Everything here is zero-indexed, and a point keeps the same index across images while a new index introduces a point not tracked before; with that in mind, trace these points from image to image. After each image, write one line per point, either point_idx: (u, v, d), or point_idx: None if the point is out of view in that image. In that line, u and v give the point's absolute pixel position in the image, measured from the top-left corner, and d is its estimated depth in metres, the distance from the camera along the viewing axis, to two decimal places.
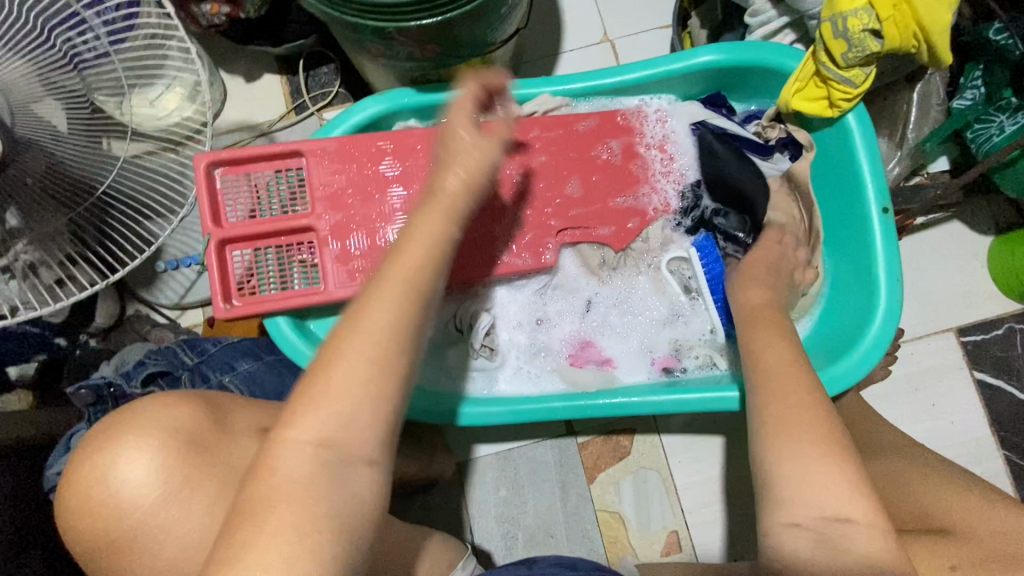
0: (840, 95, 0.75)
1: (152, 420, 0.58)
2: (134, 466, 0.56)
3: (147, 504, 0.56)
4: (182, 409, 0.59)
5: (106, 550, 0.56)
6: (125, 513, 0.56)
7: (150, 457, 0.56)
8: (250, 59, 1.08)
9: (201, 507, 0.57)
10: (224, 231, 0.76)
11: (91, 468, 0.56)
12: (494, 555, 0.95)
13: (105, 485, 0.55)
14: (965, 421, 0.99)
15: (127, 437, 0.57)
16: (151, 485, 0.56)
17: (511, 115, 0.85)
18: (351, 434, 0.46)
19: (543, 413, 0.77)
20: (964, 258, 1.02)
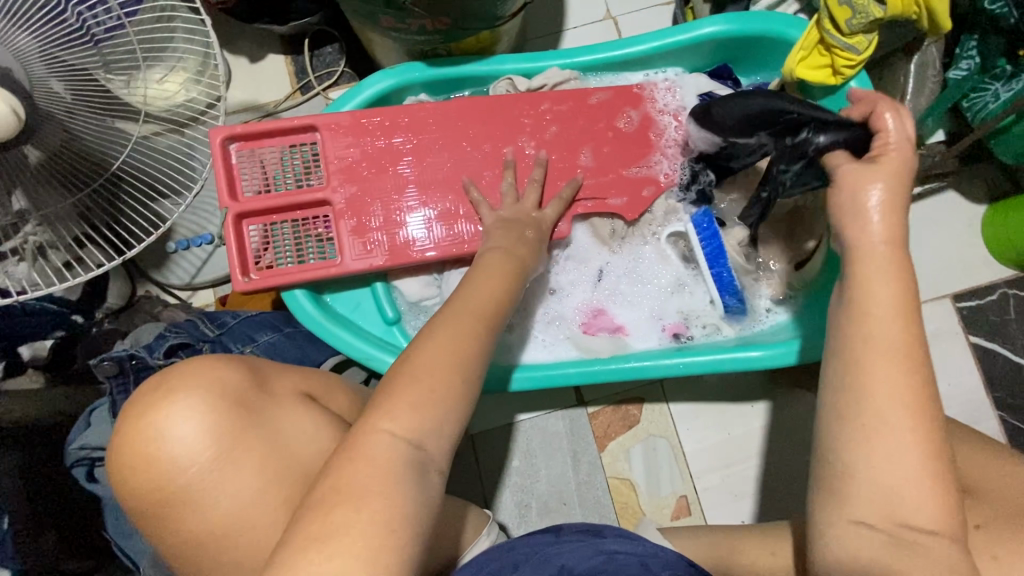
0: (843, 62, 0.77)
1: (202, 378, 0.58)
2: (182, 428, 0.56)
3: (199, 463, 0.56)
4: (229, 371, 0.60)
5: (154, 507, 0.56)
6: (172, 472, 0.55)
7: (200, 414, 0.56)
8: (254, 39, 1.08)
9: (253, 463, 0.58)
10: (240, 206, 0.77)
11: (140, 426, 0.55)
12: (509, 524, 0.97)
13: (156, 442, 0.55)
14: (961, 383, 1.02)
15: (176, 395, 0.56)
16: (199, 447, 0.56)
17: (521, 88, 0.87)
18: (430, 438, 0.52)
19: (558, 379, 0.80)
20: (959, 227, 1.05)
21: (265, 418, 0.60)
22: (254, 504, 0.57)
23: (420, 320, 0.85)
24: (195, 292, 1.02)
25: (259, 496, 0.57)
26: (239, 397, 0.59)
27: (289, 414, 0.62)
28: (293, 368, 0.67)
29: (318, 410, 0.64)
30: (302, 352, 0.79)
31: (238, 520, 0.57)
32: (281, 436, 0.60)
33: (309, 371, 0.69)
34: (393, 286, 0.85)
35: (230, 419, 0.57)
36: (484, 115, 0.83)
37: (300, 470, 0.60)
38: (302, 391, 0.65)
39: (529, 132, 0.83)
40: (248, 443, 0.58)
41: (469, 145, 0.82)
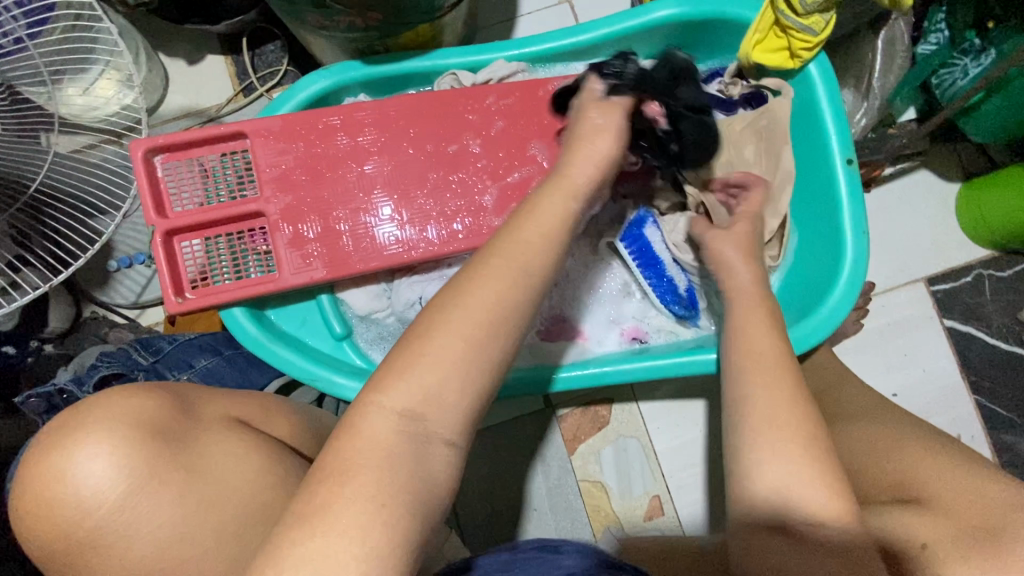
0: (801, 45, 0.73)
1: (113, 410, 0.55)
2: (92, 466, 0.52)
3: (112, 502, 0.52)
4: (147, 398, 0.57)
5: (69, 550, 0.53)
6: (82, 513, 0.52)
7: (110, 450, 0.53)
8: (191, 40, 1.02)
9: (168, 497, 0.54)
10: (169, 222, 0.72)
11: (45, 467, 0.52)
12: (480, 532, 0.95)
13: (61, 484, 0.51)
14: (936, 368, 1.00)
15: (87, 430, 0.53)
16: (113, 484, 0.53)
17: (465, 83, 0.82)
18: (433, 410, 0.47)
19: (517, 388, 0.76)
20: (932, 207, 1.02)
21: (188, 448, 0.57)
22: (174, 543, 0.54)
23: (370, 331, 0.82)
24: (144, 311, 0.98)
25: (181, 533, 0.54)
26: (158, 427, 0.56)
27: (216, 441, 0.58)
28: (225, 392, 0.65)
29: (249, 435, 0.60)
30: (243, 375, 0.76)
31: (161, 557, 0.54)
32: (207, 469, 0.56)
33: (246, 395, 0.67)
34: (340, 299, 0.81)
35: (144, 454, 0.54)
36: (426, 114, 0.78)
37: (226, 501, 0.56)
38: (230, 416, 0.62)
39: (474, 130, 0.79)
40: (166, 477, 0.54)
41: (412, 148, 0.78)
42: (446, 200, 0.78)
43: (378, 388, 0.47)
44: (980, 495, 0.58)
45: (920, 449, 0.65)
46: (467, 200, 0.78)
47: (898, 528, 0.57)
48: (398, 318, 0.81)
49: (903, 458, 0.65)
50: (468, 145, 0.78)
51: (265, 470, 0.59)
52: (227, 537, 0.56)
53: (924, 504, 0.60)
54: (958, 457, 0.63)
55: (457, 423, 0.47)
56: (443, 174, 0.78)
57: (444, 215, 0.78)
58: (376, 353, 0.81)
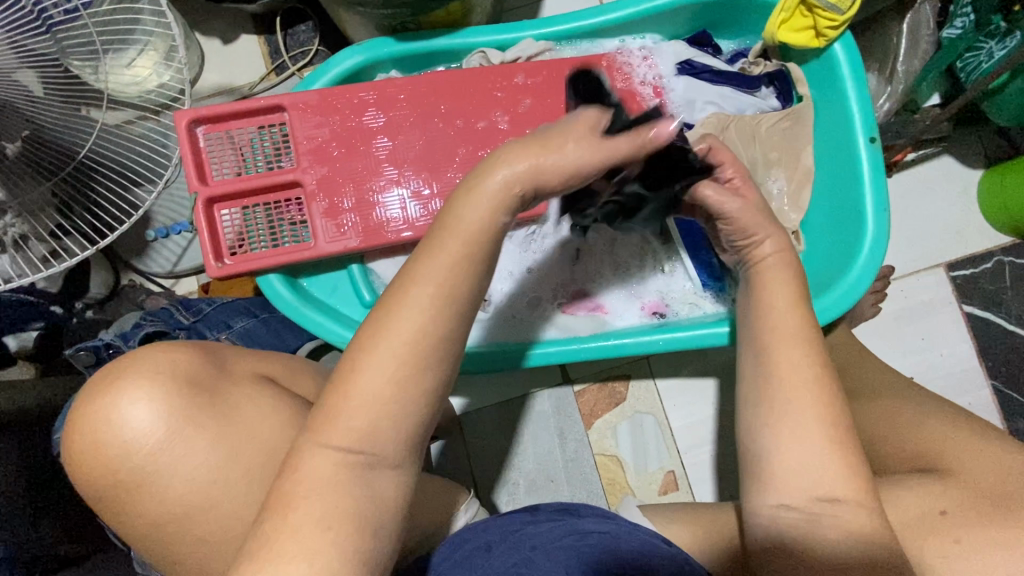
0: (826, 24, 0.73)
1: (153, 362, 0.58)
2: (132, 414, 0.55)
3: (150, 448, 0.56)
4: (181, 353, 0.59)
5: (109, 490, 0.56)
6: (121, 458, 0.55)
7: (152, 397, 0.56)
8: (226, 20, 1.05)
9: (205, 443, 0.57)
10: (210, 190, 0.75)
11: (91, 414, 0.55)
12: (496, 502, 0.98)
13: (107, 427, 0.55)
14: (953, 353, 1.01)
15: (127, 380, 0.56)
16: (154, 431, 0.56)
17: (494, 61, 0.84)
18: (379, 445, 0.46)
19: (534, 357, 0.79)
20: (953, 193, 1.02)
21: (221, 399, 0.59)
22: (210, 483, 0.57)
23: None
24: (178, 280, 1.03)
25: (214, 477, 0.57)
26: (191, 380, 0.58)
27: (247, 394, 0.61)
28: (253, 353, 0.67)
29: (278, 393, 0.63)
30: (278, 337, 0.79)
31: (194, 502, 0.57)
32: (236, 420, 0.59)
33: (270, 355, 0.69)
34: (370, 269, 0.84)
35: (181, 402, 0.57)
36: (455, 90, 0.80)
37: (260, 448, 0.59)
38: (259, 373, 0.65)
39: (503, 106, 0.81)
40: (201, 426, 0.57)
41: (442, 123, 0.80)
42: (474, 174, 0.80)
43: None
44: (997, 461, 0.59)
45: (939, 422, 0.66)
46: None
47: (910, 492, 0.59)
48: None
49: (919, 431, 0.66)
50: (496, 121, 0.81)
51: (294, 423, 0.61)
52: (258, 483, 0.59)
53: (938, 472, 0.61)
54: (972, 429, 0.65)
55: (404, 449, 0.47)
56: (471, 149, 0.80)
57: None
58: None
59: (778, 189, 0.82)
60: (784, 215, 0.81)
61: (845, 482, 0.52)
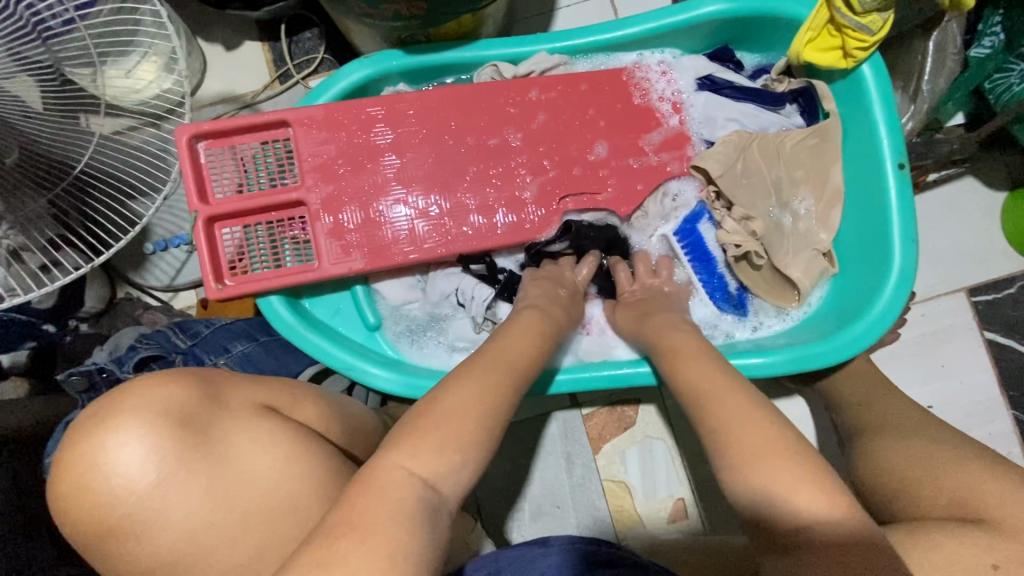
0: (855, 45, 0.70)
1: (146, 398, 0.55)
2: (124, 456, 0.52)
3: (141, 493, 0.52)
4: (175, 388, 0.57)
5: (96, 539, 0.52)
6: (111, 505, 0.52)
7: (144, 437, 0.53)
8: (230, 26, 1.02)
9: (199, 485, 0.54)
10: (211, 208, 0.73)
11: (79, 457, 0.52)
12: (500, 527, 0.95)
13: (94, 471, 0.51)
14: (974, 382, 0.97)
15: (119, 418, 0.53)
16: (146, 474, 0.53)
17: (507, 76, 0.81)
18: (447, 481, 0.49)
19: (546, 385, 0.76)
20: (976, 215, 0.99)
21: (215, 440, 0.57)
22: (201, 530, 0.54)
23: (399, 323, 0.82)
24: (177, 293, 1.00)
25: (208, 521, 0.55)
26: (185, 417, 0.56)
27: (242, 430, 0.58)
28: (251, 380, 0.65)
29: (278, 424, 0.61)
30: (279, 361, 0.76)
31: (187, 548, 0.54)
32: (231, 460, 0.57)
33: (270, 383, 0.66)
34: (374, 289, 0.81)
35: (174, 442, 0.54)
36: (465, 105, 0.77)
37: (257, 489, 0.57)
38: (257, 404, 0.62)
39: (515, 123, 0.78)
40: (196, 467, 0.55)
41: (452, 140, 0.77)
42: (484, 195, 0.77)
43: None
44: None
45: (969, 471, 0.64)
46: (505, 193, 0.77)
47: None
48: (428, 310, 0.82)
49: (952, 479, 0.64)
50: (507, 139, 0.78)
51: (291, 461, 0.59)
52: (254, 525, 0.56)
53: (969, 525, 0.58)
54: (1004, 478, 0.63)
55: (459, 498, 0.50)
56: (481, 168, 0.77)
57: (480, 209, 0.77)
58: (405, 347, 0.81)
59: (805, 210, 0.79)
60: (812, 237, 0.78)
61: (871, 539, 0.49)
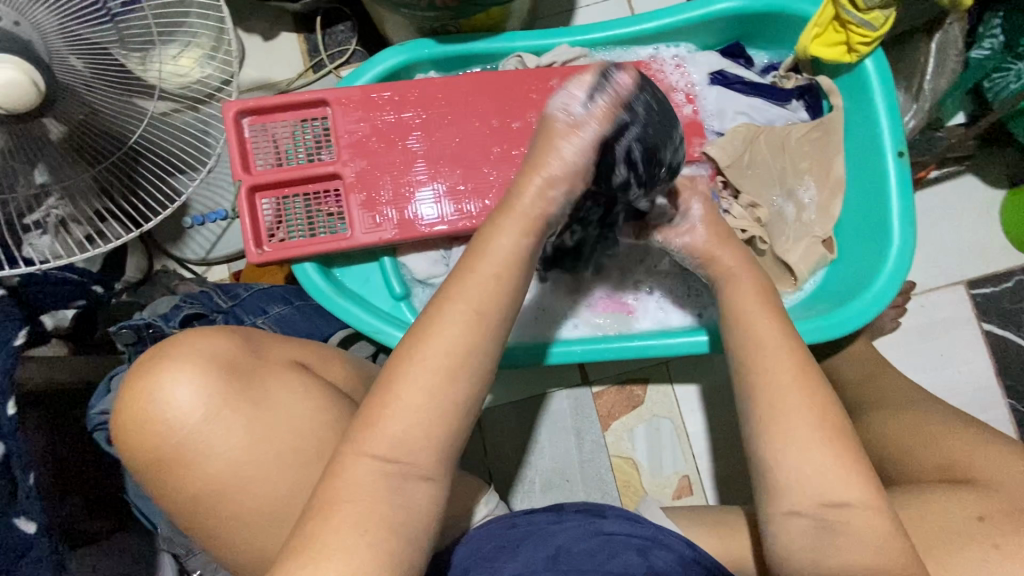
0: (859, 40, 0.75)
1: (198, 346, 0.59)
2: (176, 393, 0.56)
3: (189, 426, 0.56)
4: (218, 339, 0.61)
5: (150, 466, 0.57)
6: (164, 434, 0.56)
7: (196, 378, 0.57)
8: (268, 18, 1.09)
9: (240, 425, 0.58)
10: (254, 179, 0.78)
11: (138, 390, 0.56)
12: (512, 499, 0.99)
13: (152, 403, 0.56)
14: (971, 371, 1.01)
15: (170, 360, 0.57)
16: (195, 410, 0.57)
17: (530, 66, 0.86)
18: (408, 456, 0.51)
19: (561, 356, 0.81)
20: (975, 211, 1.03)
21: (257, 385, 0.60)
22: (244, 464, 0.58)
23: (423, 294, 0.87)
24: (210, 267, 1.06)
25: (249, 457, 0.58)
26: (230, 363, 0.60)
27: (279, 380, 0.62)
28: (286, 340, 0.69)
29: (309, 377, 0.64)
30: (312, 324, 0.81)
31: (230, 479, 0.58)
32: (272, 404, 0.60)
33: (302, 344, 0.70)
34: (401, 262, 0.86)
35: (221, 384, 0.58)
36: (492, 92, 0.83)
37: (293, 434, 0.60)
38: (291, 359, 0.66)
39: (537, 108, 0.83)
40: (239, 407, 0.58)
41: (478, 122, 0.82)
42: (507, 174, 0.82)
43: None
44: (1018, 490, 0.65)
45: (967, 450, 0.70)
46: None
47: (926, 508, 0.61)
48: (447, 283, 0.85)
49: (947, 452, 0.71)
50: (530, 122, 0.83)
51: (324, 408, 0.63)
52: (290, 464, 0.60)
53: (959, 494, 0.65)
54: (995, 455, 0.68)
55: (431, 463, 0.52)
56: (505, 149, 0.82)
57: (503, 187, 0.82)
58: None
59: (808, 199, 0.83)
60: (812, 225, 0.83)
61: (836, 477, 0.53)
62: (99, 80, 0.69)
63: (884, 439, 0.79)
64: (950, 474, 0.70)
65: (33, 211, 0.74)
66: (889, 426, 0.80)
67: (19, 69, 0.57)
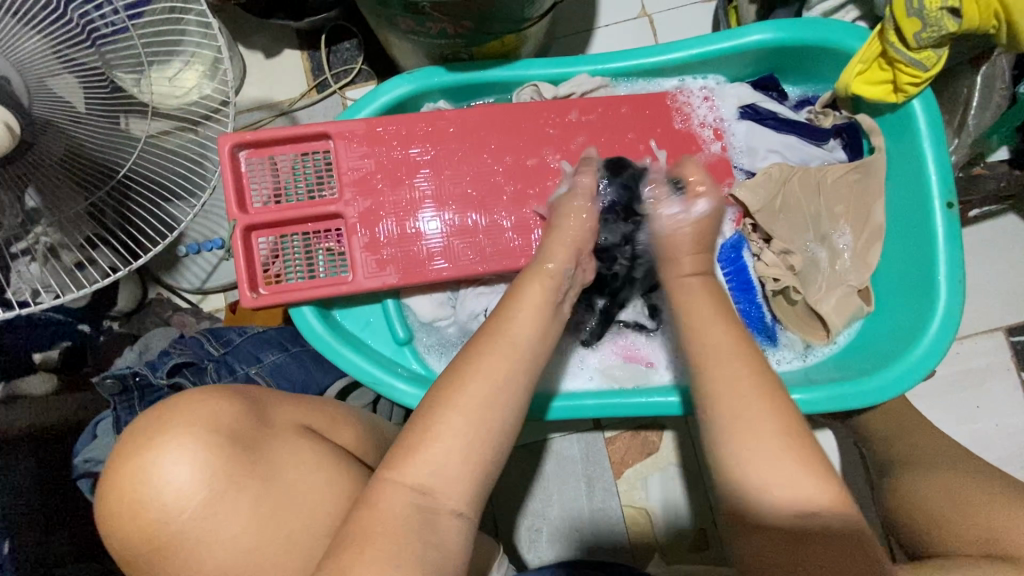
0: (907, 79, 0.69)
1: (196, 413, 0.54)
2: (171, 473, 0.50)
3: (189, 511, 0.51)
4: (222, 405, 0.55)
5: (144, 556, 0.51)
6: (159, 522, 0.50)
7: (200, 454, 0.51)
8: (271, 34, 1.04)
9: (247, 505, 0.53)
10: (250, 218, 0.73)
11: (128, 468, 0.50)
12: (518, 549, 0.94)
13: (147, 488, 0.50)
14: (1010, 424, 0.95)
15: (163, 436, 0.51)
16: (194, 491, 0.51)
17: (546, 96, 0.81)
18: (439, 484, 0.49)
19: (562, 409, 0.76)
20: (1018, 254, 0.97)
21: (261, 457, 0.55)
22: (248, 550, 0.53)
23: (426, 337, 0.81)
24: (206, 296, 1.01)
25: (252, 544, 0.53)
26: (232, 433, 0.54)
27: (285, 453, 0.56)
28: (291, 397, 0.63)
29: (317, 442, 0.59)
30: (309, 373, 0.76)
31: (230, 570, 0.52)
32: (278, 479, 0.55)
33: (312, 402, 0.64)
34: (405, 304, 0.81)
35: (224, 459, 0.52)
36: (505, 125, 0.77)
37: (298, 513, 0.55)
38: (299, 424, 0.60)
39: (554, 143, 0.78)
40: (243, 484, 0.53)
41: (490, 158, 0.77)
42: (520, 214, 0.77)
43: (463, 406, 0.52)
44: None
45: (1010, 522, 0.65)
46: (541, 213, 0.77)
47: None
48: (451, 324, 0.81)
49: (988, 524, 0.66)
50: (546, 158, 0.77)
51: (333, 481, 0.58)
52: (296, 548, 0.54)
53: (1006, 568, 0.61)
54: None
55: (464, 495, 0.50)
56: (519, 186, 0.77)
57: (515, 228, 0.76)
58: (434, 360, 0.81)
59: (844, 245, 0.78)
60: (847, 274, 0.77)
61: None
62: (89, 106, 0.62)
63: (915, 503, 0.74)
64: (990, 549, 0.64)
65: (19, 241, 0.66)
66: (924, 490, 0.75)
67: None
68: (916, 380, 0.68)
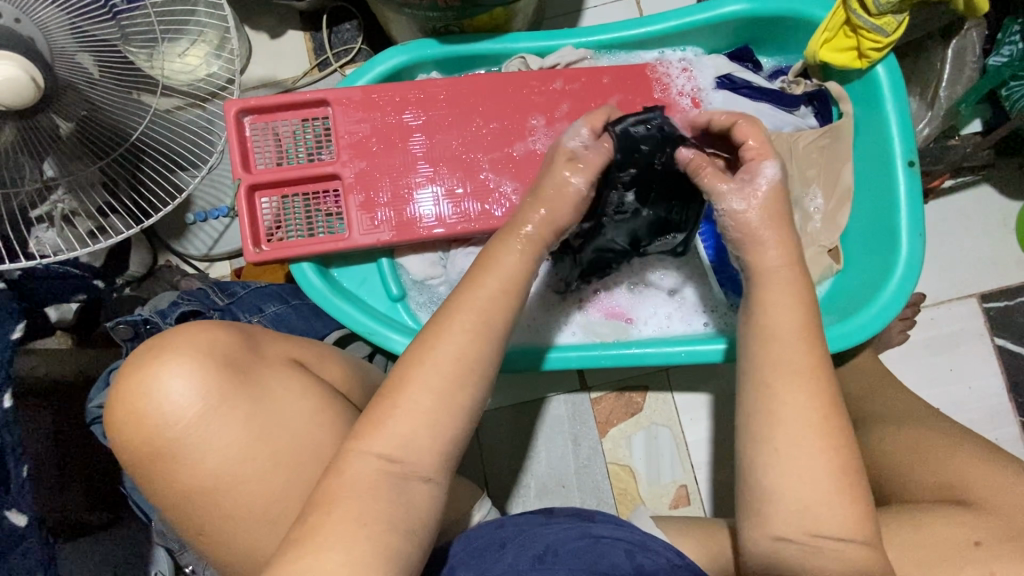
0: (870, 45, 0.74)
1: (191, 343, 0.57)
2: (171, 387, 0.55)
3: (185, 422, 0.55)
4: (219, 333, 0.59)
5: (144, 460, 0.56)
6: (159, 429, 0.55)
7: (191, 374, 0.56)
8: (276, 15, 1.09)
9: (236, 422, 0.57)
10: (254, 177, 0.78)
11: (133, 382, 0.55)
12: (507, 504, 0.98)
13: (147, 400, 0.55)
14: (982, 387, 0.98)
15: (164, 357, 0.56)
16: (190, 405, 0.56)
17: (533, 67, 0.85)
18: (411, 453, 0.53)
19: (542, 359, 0.81)
20: (992, 224, 1.00)
21: (256, 382, 0.59)
22: (238, 462, 0.57)
23: (419, 295, 0.86)
24: (213, 263, 1.06)
25: (243, 456, 0.57)
26: (227, 358, 0.58)
27: (279, 380, 0.60)
28: (286, 337, 0.67)
29: (309, 377, 0.63)
30: (308, 324, 0.82)
31: (221, 478, 0.56)
32: (269, 401, 0.59)
33: (303, 341, 0.68)
34: (399, 263, 0.86)
35: (219, 380, 0.57)
36: (493, 94, 0.82)
37: (287, 434, 0.59)
38: (290, 358, 0.64)
39: (540, 111, 0.82)
40: (235, 404, 0.57)
41: (479, 124, 0.81)
42: (507, 177, 0.81)
43: (442, 334, 0.57)
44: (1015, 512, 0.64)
45: (965, 467, 0.69)
46: (526, 176, 0.81)
47: None
48: (441, 281, 0.85)
49: (945, 469, 0.70)
50: (531, 125, 0.82)
51: (321, 409, 0.61)
52: (282, 466, 0.58)
53: (957, 509, 0.65)
54: (996, 477, 0.67)
55: (435, 463, 0.54)
56: (506, 151, 0.81)
57: (502, 190, 0.81)
58: (426, 316, 0.86)
59: (815, 208, 0.81)
60: (817, 235, 0.81)
61: None
62: (103, 74, 0.66)
63: None
64: (943, 487, 0.68)
65: (38, 205, 0.71)
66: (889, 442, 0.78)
67: (17, 66, 0.57)
68: (878, 328, 0.72)
